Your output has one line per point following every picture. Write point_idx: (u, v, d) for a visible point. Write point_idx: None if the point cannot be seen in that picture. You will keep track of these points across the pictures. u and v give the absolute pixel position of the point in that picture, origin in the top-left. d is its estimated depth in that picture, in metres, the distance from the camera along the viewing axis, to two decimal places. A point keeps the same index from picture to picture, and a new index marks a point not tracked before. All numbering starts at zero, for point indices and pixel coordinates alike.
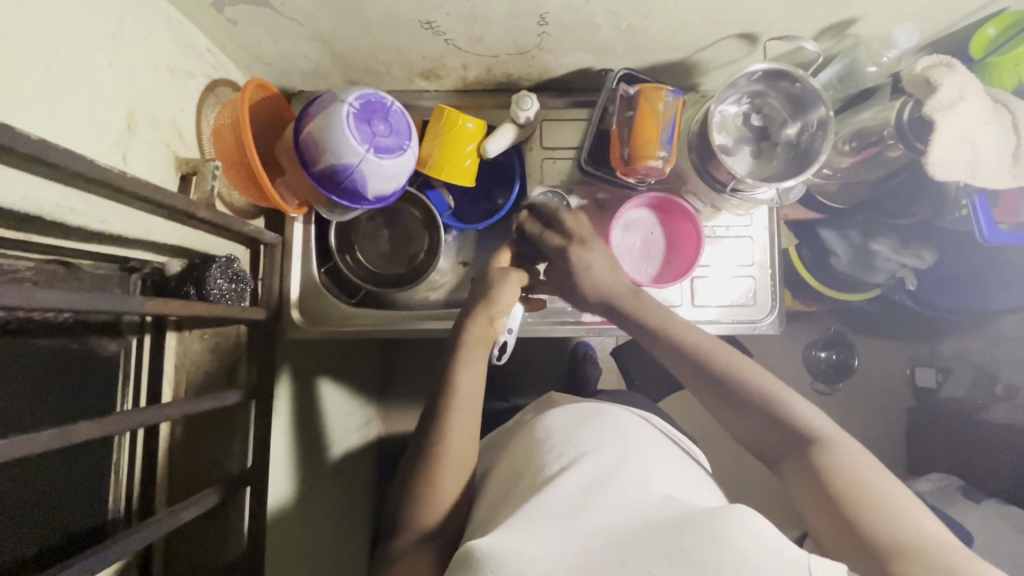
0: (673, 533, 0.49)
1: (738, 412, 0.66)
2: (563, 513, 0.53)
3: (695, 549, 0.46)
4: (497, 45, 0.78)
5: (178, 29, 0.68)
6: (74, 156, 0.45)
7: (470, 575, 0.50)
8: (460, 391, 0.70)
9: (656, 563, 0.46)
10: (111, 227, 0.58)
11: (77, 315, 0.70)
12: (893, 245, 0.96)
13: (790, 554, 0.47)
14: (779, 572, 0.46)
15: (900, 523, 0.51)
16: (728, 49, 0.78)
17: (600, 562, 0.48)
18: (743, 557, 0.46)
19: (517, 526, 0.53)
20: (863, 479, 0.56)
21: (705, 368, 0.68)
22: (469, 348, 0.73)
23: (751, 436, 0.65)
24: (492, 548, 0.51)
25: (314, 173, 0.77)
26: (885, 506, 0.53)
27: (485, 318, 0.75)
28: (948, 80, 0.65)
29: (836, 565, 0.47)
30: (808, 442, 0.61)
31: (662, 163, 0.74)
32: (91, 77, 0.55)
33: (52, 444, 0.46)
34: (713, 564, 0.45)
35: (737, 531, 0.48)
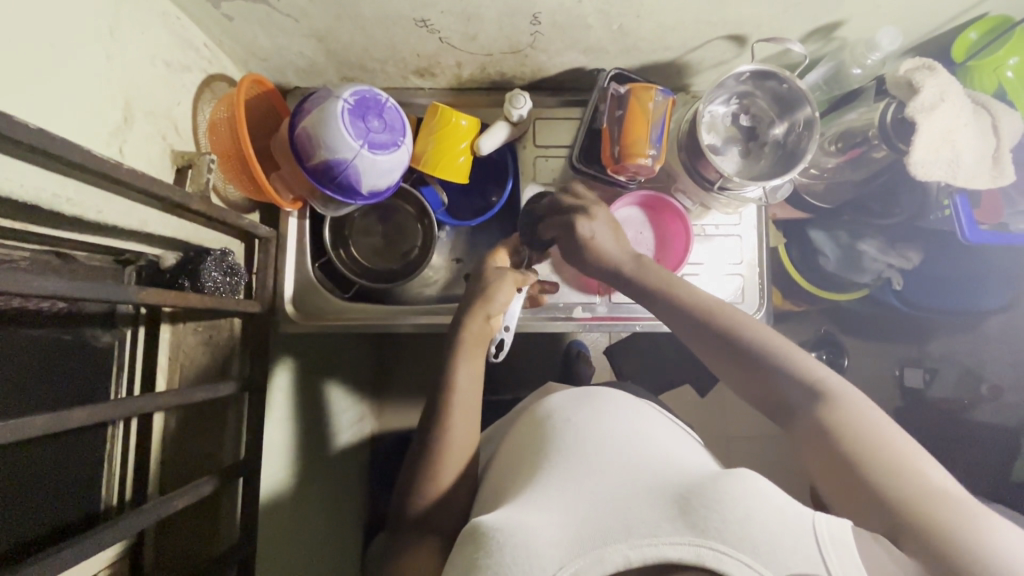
0: (678, 501, 0.49)
1: (741, 373, 0.66)
2: (567, 488, 0.54)
3: (699, 510, 0.47)
4: (491, 44, 0.79)
5: (175, 23, 0.69)
6: (72, 145, 0.46)
7: (476, 549, 0.50)
8: (459, 384, 0.72)
9: (660, 526, 0.46)
10: (107, 218, 0.59)
11: (72, 306, 0.70)
12: (879, 246, 0.98)
13: (796, 511, 0.48)
14: (787, 528, 0.46)
15: (910, 480, 0.52)
16: (717, 50, 0.80)
17: (606, 527, 0.48)
18: (749, 516, 0.46)
19: (523, 505, 0.54)
20: (871, 435, 0.56)
21: (709, 332, 0.67)
22: (469, 341, 0.75)
23: (762, 396, 0.65)
24: (500, 523, 0.51)
25: (308, 168, 0.78)
26: (893, 462, 0.54)
27: (484, 316, 0.76)
28: (930, 82, 0.66)
29: (841, 523, 0.48)
30: (814, 398, 0.60)
31: (651, 161, 0.75)
32: (89, 69, 0.56)
33: (46, 429, 0.47)
34: (716, 524, 0.45)
35: (739, 492, 0.49)
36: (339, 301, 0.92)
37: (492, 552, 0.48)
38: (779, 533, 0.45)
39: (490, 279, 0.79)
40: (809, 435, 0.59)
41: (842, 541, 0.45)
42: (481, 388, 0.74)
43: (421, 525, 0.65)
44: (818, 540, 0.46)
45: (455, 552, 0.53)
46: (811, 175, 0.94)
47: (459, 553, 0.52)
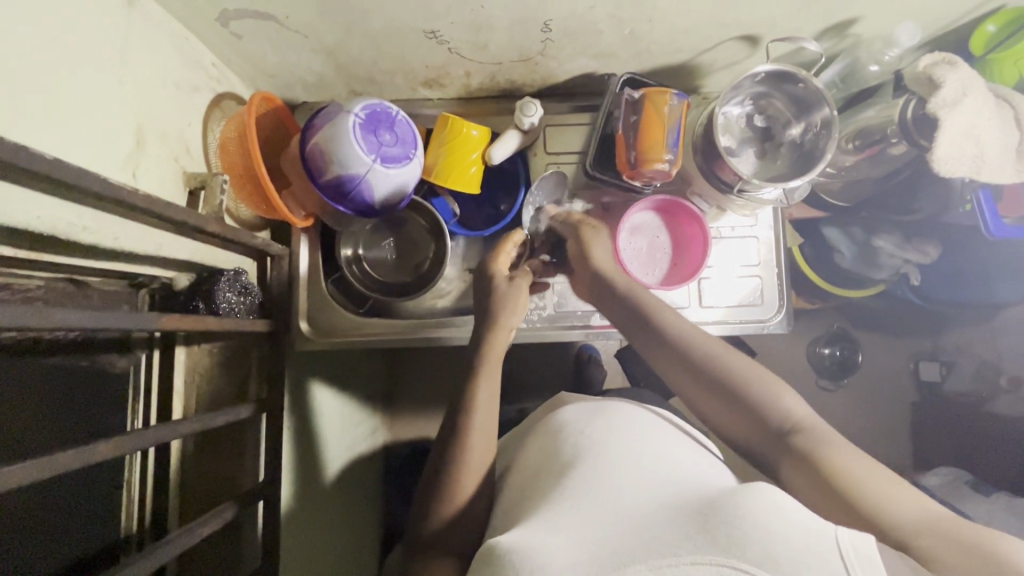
0: (697, 517, 0.48)
1: (723, 408, 0.66)
2: (582, 505, 0.54)
3: (720, 527, 0.46)
4: (500, 53, 0.78)
5: (183, 44, 0.68)
6: (90, 175, 0.45)
7: (490, 569, 0.49)
8: (478, 402, 0.70)
9: (680, 546, 0.46)
10: (122, 245, 0.58)
11: (87, 333, 0.69)
12: (896, 242, 0.96)
13: (819, 527, 0.47)
14: (809, 546, 0.45)
15: (906, 505, 0.53)
16: (730, 51, 0.79)
17: (624, 549, 0.47)
18: (769, 532, 0.45)
19: (539, 524, 0.53)
20: (857, 468, 0.56)
21: (690, 364, 0.68)
22: (491, 361, 0.73)
23: (742, 430, 0.65)
24: (515, 544, 0.50)
25: (321, 184, 0.77)
26: (885, 487, 0.54)
27: (507, 331, 0.76)
28: (952, 77, 0.65)
29: (864, 538, 0.46)
30: (796, 433, 0.61)
31: (668, 166, 0.74)
32: (101, 94, 0.55)
33: (71, 464, 0.46)
34: (739, 541, 0.45)
35: (761, 508, 0.47)
36: (353, 316, 0.91)
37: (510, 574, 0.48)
38: (802, 548, 0.44)
39: (506, 294, 0.77)
40: (799, 470, 0.59)
41: (864, 550, 0.44)
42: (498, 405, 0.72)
43: (446, 543, 0.64)
44: (842, 555, 0.44)
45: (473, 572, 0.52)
46: (826, 173, 0.93)
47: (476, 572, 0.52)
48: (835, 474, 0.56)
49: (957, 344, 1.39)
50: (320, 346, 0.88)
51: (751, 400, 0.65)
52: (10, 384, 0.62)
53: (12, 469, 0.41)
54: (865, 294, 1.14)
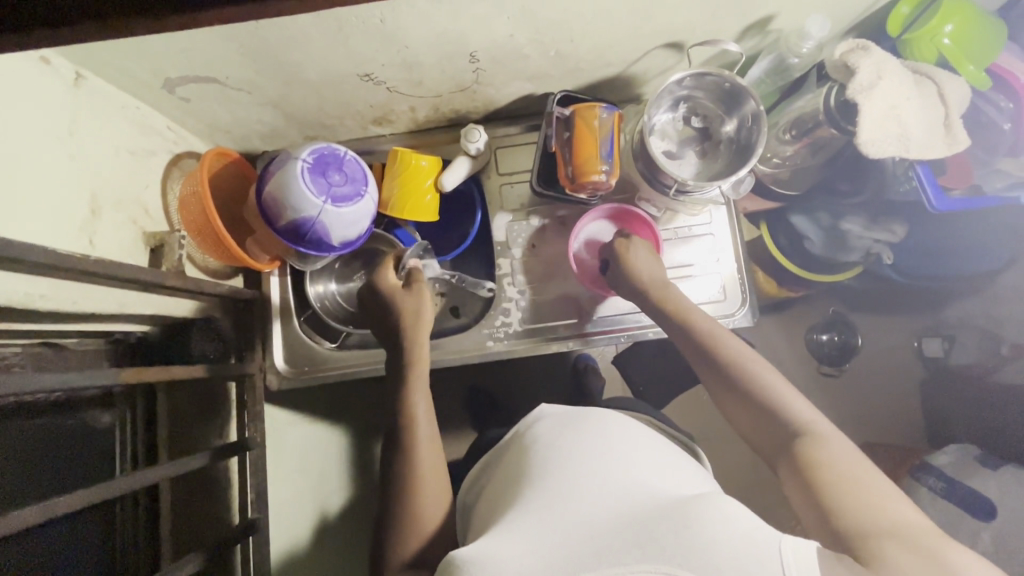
0: (649, 525, 0.50)
1: (745, 414, 0.68)
2: (542, 512, 0.55)
3: (667, 537, 0.48)
4: (437, 86, 0.82)
5: (134, 113, 0.73)
6: (36, 247, 0.49)
7: None
8: (415, 421, 0.74)
9: (629, 554, 0.48)
10: (84, 307, 0.61)
11: (68, 393, 0.73)
12: (863, 223, 0.96)
13: (763, 534, 0.48)
14: (751, 552, 0.46)
15: (889, 519, 0.52)
16: (658, 58, 0.81)
17: (576, 556, 0.49)
18: (717, 541, 0.47)
19: (500, 533, 0.55)
20: (848, 477, 0.56)
21: (718, 370, 0.71)
22: (416, 380, 0.76)
23: (759, 438, 0.67)
24: (474, 555, 0.53)
25: (279, 230, 0.80)
26: (877, 505, 0.54)
27: (423, 343, 0.79)
28: (865, 61, 0.67)
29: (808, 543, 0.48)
30: (806, 438, 0.61)
31: (606, 176, 0.76)
32: (52, 169, 0.59)
33: (38, 518, 0.49)
34: (685, 550, 0.47)
35: (708, 517, 0.49)
36: (328, 350, 0.93)
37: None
38: (745, 558, 0.46)
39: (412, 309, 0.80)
40: (792, 472, 0.60)
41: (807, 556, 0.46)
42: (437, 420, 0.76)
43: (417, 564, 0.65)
44: (783, 562, 0.46)
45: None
46: (773, 164, 0.96)
47: None
48: (823, 478, 0.57)
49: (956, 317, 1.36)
50: (297, 382, 0.91)
51: (773, 409, 0.66)
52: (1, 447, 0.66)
53: None
54: (846, 276, 1.13)
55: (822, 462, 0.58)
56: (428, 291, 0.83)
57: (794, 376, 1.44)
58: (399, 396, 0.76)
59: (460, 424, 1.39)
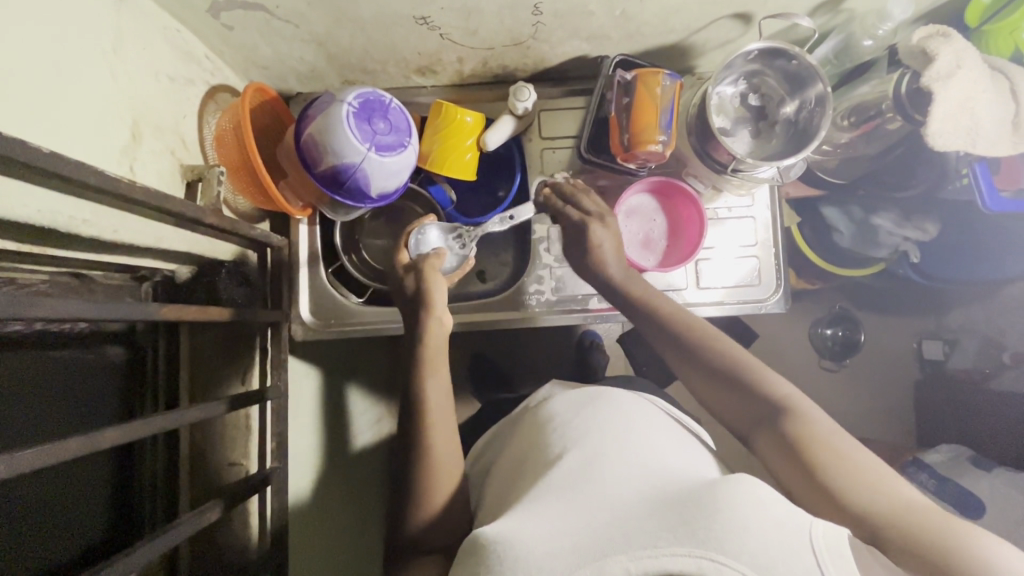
0: (678, 510, 0.48)
1: (713, 387, 0.69)
2: (565, 496, 0.54)
3: (699, 519, 0.46)
4: (491, 38, 0.78)
5: (175, 36, 0.69)
6: (85, 167, 0.46)
7: (479, 565, 0.50)
8: (427, 397, 0.73)
9: (660, 537, 0.45)
10: (121, 238, 0.59)
11: (94, 325, 0.71)
12: (895, 219, 0.96)
13: (792, 523, 0.47)
14: (783, 543, 0.45)
15: (897, 497, 0.54)
16: (723, 29, 0.78)
17: (606, 538, 0.47)
18: (746, 528, 0.45)
19: (524, 514, 0.54)
20: (849, 456, 0.57)
21: (685, 350, 0.72)
22: (427, 354, 0.75)
23: (738, 416, 0.67)
24: (500, 535, 0.52)
25: (317, 175, 0.77)
26: (873, 479, 0.55)
27: (440, 321, 0.77)
28: (945, 49, 0.65)
29: (838, 531, 0.47)
30: (786, 411, 0.63)
31: (662, 147, 0.74)
32: (95, 88, 0.56)
33: (81, 450, 0.47)
34: (718, 535, 0.44)
35: (737, 502, 0.47)
36: (353, 304, 0.91)
37: (494, 565, 0.49)
38: (776, 546, 0.44)
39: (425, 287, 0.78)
40: (777, 444, 0.62)
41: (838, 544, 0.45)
42: (453, 401, 0.75)
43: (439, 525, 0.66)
44: (815, 548, 0.45)
45: (457, 565, 0.54)
46: (822, 152, 0.93)
47: (461, 566, 0.53)
48: (817, 454, 0.58)
49: (961, 321, 1.38)
50: (320, 335, 0.88)
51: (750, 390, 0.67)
52: (27, 376, 0.64)
53: (22, 454, 0.42)
54: (866, 272, 1.13)
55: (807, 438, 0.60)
56: (427, 263, 0.80)
57: (796, 367, 1.46)
58: (411, 372, 0.75)
59: (463, 390, 1.39)
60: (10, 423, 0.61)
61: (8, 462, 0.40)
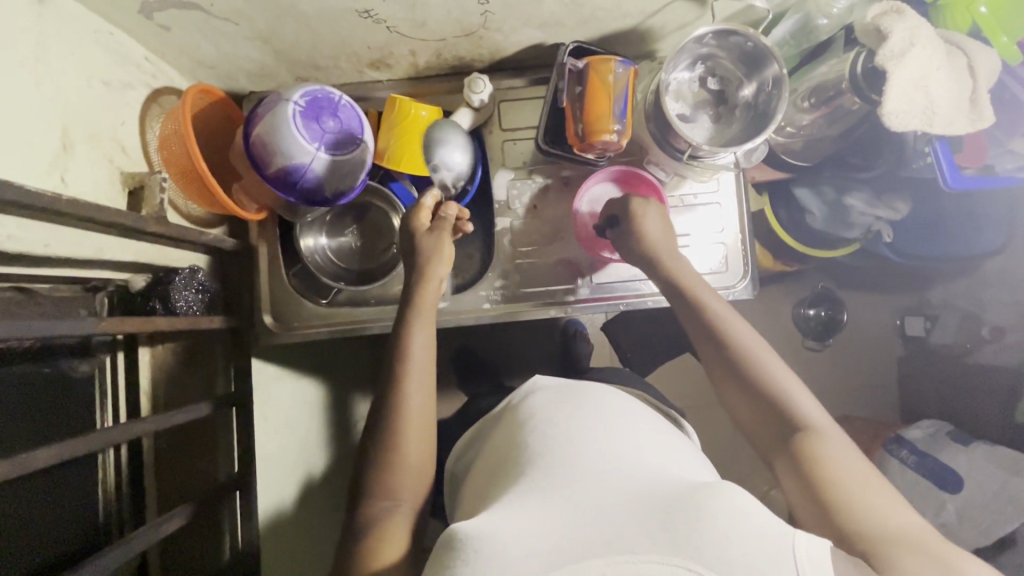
0: (658, 514, 0.49)
1: (740, 396, 0.68)
2: (548, 493, 0.54)
3: (678, 526, 0.47)
4: (441, 29, 0.76)
5: (108, 39, 0.66)
6: (0, 183, 0.44)
7: (452, 558, 0.50)
8: (412, 351, 0.70)
9: (638, 543, 0.47)
10: (54, 250, 0.58)
11: (45, 339, 0.70)
12: (866, 199, 0.95)
13: (776, 533, 0.48)
14: (766, 554, 0.46)
15: (896, 522, 0.54)
16: (678, 12, 0.76)
17: (584, 542, 0.48)
18: (729, 537, 0.46)
19: (502, 509, 0.54)
20: (854, 478, 0.58)
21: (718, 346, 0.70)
22: (421, 306, 0.73)
23: (756, 428, 0.67)
24: (476, 530, 0.51)
25: (268, 177, 0.75)
26: (883, 508, 0.55)
27: (438, 280, 0.75)
28: (898, 26, 0.63)
29: (819, 543, 0.48)
30: (807, 433, 0.63)
31: (617, 137, 0.73)
32: (16, 98, 0.54)
33: (17, 472, 0.46)
34: (696, 543, 0.46)
35: (723, 508, 0.48)
36: (317, 307, 0.90)
37: (469, 560, 0.49)
38: (754, 550, 0.46)
39: (420, 240, 0.76)
40: (792, 464, 0.62)
41: (820, 559, 0.46)
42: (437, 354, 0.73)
43: (405, 505, 0.64)
44: (795, 560, 0.46)
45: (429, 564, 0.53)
46: (786, 134, 0.91)
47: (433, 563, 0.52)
48: (828, 478, 0.58)
49: (943, 298, 1.39)
50: (286, 338, 0.87)
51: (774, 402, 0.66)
52: None
53: None
54: (841, 253, 1.13)
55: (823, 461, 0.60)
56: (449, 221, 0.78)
57: (780, 349, 1.45)
58: (404, 320, 0.73)
59: (447, 384, 1.39)
60: None
61: None
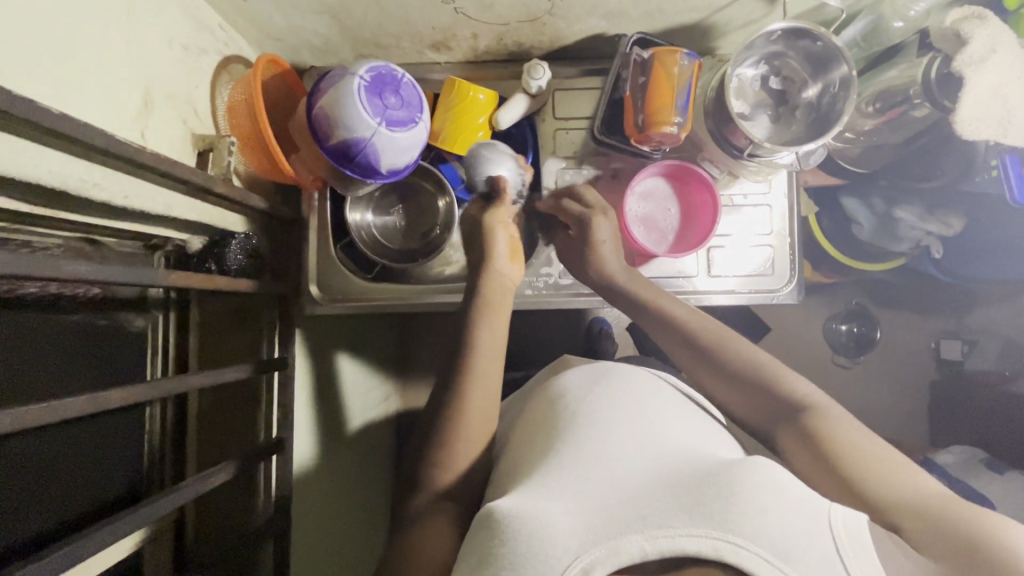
0: (693, 491, 0.48)
1: (730, 389, 0.69)
2: (581, 472, 0.54)
3: (716, 502, 0.46)
4: (507, 13, 0.77)
5: (187, 4, 0.69)
6: (93, 131, 0.46)
7: (489, 534, 0.50)
8: (478, 347, 0.71)
9: (676, 517, 0.45)
10: (133, 204, 0.59)
11: (107, 291, 0.72)
12: (918, 213, 0.93)
13: (811, 509, 0.47)
14: (803, 527, 0.45)
15: (912, 487, 0.54)
16: (746, 9, 0.75)
17: (621, 518, 0.47)
18: (764, 511, 0.45)
19: (536, 487, 0.54)
20: (859, 444, 0.59)
21: (694, 349, 0.72)
22: (488, 302, 0.74)
23: (758, 415, 0.67)
24: (513, 509, 0.51)
25: (328, 149, 0.77)
26: (889, 469, 0.56)
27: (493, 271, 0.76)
28: (980, 33, 0.62)
29: (856, 518, 0.46)
30: (803, 410, 0.64)
31: (677, 129, 0.73)
32: (105, 53, 0.56)
33: (86, 409, 0.48)
34: (735, 517, 0.44)
35: (755, 485, 0.48)
36: (362, 281, 0.92)
37: (508, 540, 0.48)
38: (795, 530, 0.44)
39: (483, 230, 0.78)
40: (797, 442, 0.62)
41: (857, 534, 0.45)
42: (501, 347, 0.73)
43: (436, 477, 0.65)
44: (834, 536, 0.44)
45: (469, 542, 0.53)
46: (842, 139, 0.91)
47: (473, 541, 0.52)
48: (835, 449, 0.59)
49: (983, 322, 1.36)
50: (329, 309, 0.89)
51: (769, 390, 0.67)
52: (41, 340, 0.65)
53: (27, 411, 0.43)
54: (886, 267, 1.10)
55: (828, 435, 0.60)
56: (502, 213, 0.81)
57: (808, 362, 1.43)
58: (468, 317, 0.74)
59: None
60: (15, 388, 0.62)
61: (19, 414, 0.42)
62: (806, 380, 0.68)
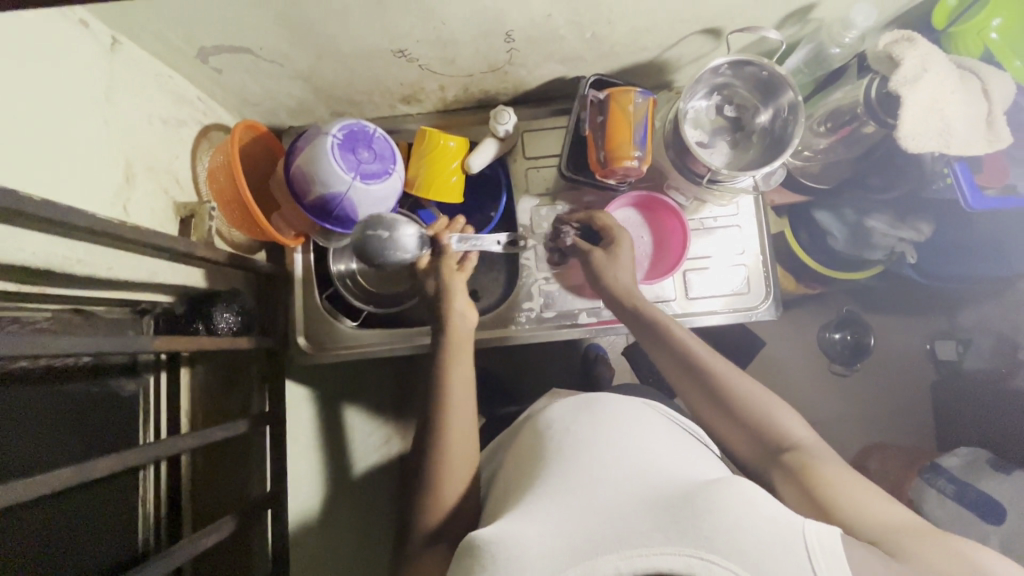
0: (670, 510, 0.49)
1: (731, 427, 0.69)
2: (563, 498, 0.54)
3: (691, 520, 0.47)
4: (469, 65, 0.81)
5: (166, 82, 0.73)
6: (73, 211, 0.48)
7: (471, 562, 0.50)
8: (451, 384, 0.72)
9: (651, 536, 0.47)
10: (117, 274, 0.62)
11: (98, 358, 0.73)
12: (888, 220, 0.95)
13: (788, 523, 0.47)
14: (777, 538, 0.45)
15: (894, 513, 0.56)
16: (695, 45, 0.80)
17: (599, 539, 0.48)
18: (737, 526, 0.46)
19: (518, 513, 0.54)
20: (843, 479, 0.60)
21: (702, 381, 0.70)
22: (455, 340, 0.76)
23: (749, 450, 0.68)
24: (493, 536, 0.51)
25: (307, 206, 0.80)
26: (866, 500, 0.57)
27: (456, 314, 0.77)
28: (910, 53, 0.66)
29: (830, 531, 0.47)
30: (792, 450, 0.65)
31: (637, 163, 0.77)
32: (87, 135, 0.60)
33: (74, 480, 0.49)
34: (708, 533, 0.45)
35: (732, 500, 0.48)
36: (350, 329, 0.93)
37: (487, 567, 0.49)
38: (767, 543, 0.45)
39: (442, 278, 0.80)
40: (788, 479, 0.63)
41: (831, 545, 0.45)
42: (474, 387, 0.74)
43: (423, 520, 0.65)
44: (808, 548, 0.45)
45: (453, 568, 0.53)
46: (803, 157, 0.94)
47: (457, 567, 0.53)
48: (823, 482, 0.60)
49: (973, 319, 1.30)
50: (319, 359, 0.90)
51: (763, 428, 0.67)
52: (31, 412, 0.67)
53: (15, 487, 0.43)
54: (866, 275, 1.12)
55: (814, 472, 0.61)
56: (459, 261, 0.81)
57: (805, 373, 1.43)
58: (438, 356, 0.75)
59: None
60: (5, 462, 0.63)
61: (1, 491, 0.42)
62: (800, 419, 0.68)
